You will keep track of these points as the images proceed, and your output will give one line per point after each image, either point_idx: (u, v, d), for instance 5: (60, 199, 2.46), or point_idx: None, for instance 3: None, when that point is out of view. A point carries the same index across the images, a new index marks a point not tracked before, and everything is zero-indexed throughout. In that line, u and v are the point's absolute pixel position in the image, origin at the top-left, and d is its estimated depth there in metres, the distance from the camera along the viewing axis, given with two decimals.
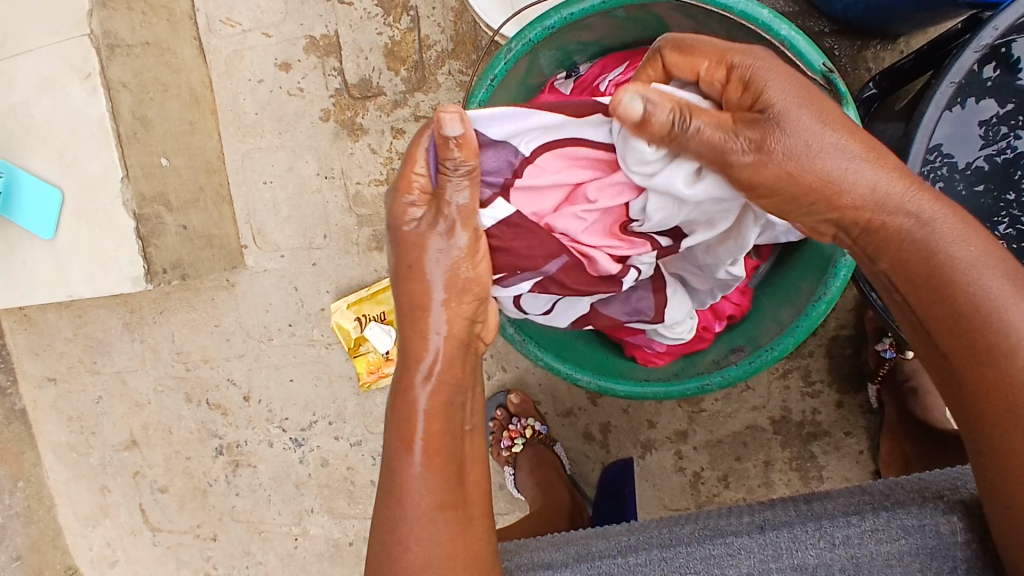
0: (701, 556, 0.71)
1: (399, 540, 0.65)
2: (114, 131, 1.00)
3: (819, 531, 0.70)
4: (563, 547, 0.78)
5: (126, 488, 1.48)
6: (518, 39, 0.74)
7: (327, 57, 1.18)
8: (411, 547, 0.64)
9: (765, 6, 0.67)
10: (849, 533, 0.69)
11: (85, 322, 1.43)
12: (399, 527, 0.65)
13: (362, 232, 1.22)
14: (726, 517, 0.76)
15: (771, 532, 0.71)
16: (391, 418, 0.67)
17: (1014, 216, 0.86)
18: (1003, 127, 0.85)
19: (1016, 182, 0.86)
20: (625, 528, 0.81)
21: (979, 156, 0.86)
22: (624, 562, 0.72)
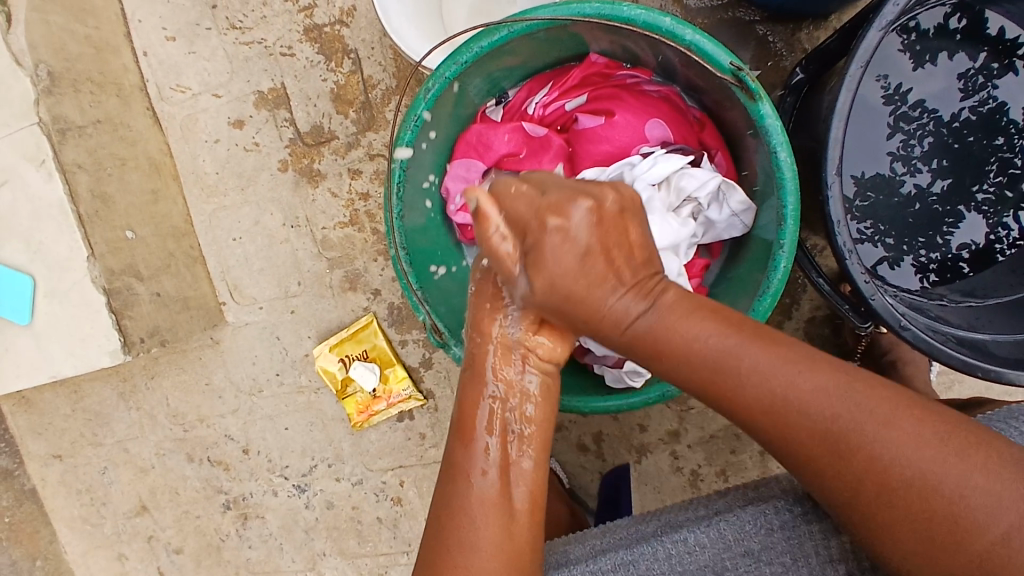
0: (661, 555, 0.72)
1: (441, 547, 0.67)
2: (75, 211, 1.02)
3: (760, 518, 0.71)
4: (544, 555, 0.80)
5: (142, 554, 1.50)
6: (435, 78, 0.74)
7: (277, 109, 1.20)
8: (472, 538, 0.65)
9: (666, 14, 0.67)
10: (784, 518, 0.71)
11: (81, 397, 1.45)
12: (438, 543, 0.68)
13: (334, 274, 1.24)
14: (684, 512, 0.78)
15: (719, 523, 0.72)
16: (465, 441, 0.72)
17: (1005, 158, 0.91)
18: (980, 76, 0.90)
19: (1004, 127, 0.90)
20: (597, 531, 0.83)
21: (963, 107, 0.91)
22: (594, 567, 0.73)
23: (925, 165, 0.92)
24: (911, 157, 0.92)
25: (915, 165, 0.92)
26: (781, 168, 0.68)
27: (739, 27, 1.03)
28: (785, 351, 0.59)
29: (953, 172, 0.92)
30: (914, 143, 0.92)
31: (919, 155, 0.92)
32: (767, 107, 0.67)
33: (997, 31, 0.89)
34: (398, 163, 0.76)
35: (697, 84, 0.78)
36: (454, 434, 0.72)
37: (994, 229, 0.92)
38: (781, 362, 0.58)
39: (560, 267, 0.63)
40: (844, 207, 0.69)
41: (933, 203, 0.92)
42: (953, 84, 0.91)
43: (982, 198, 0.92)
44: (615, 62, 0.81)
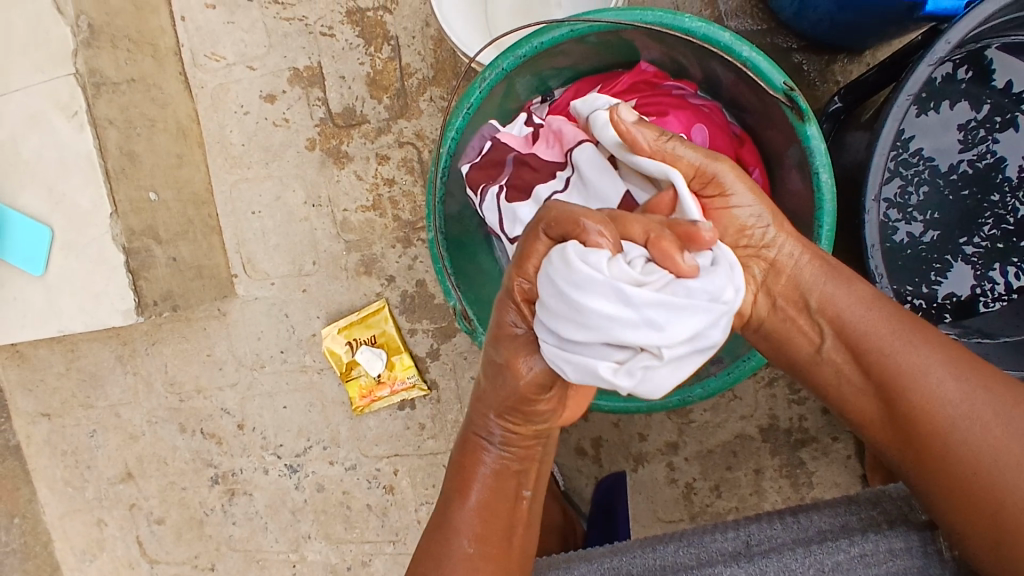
0: None
1: None
2: (102, 166, 1.02)
3: (808, 558, 0.73)
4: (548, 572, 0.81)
5: (121, 521, 1.50)
6: (492, 68, 0.77)
7: (311, 88, 1.20)
8: None
9: (726, 28, 0.70)
10: (838, 559, 0.72)
11: (77, 357, 1.44)
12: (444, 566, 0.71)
13: (350, 257, 1.24)
14: (710, 541, 0.79)
15: (761, 561, 0.74)
16: (454, 473, 0.76)
17: (999, 214, 0.95)
18: (981, 130, 0.94)
19: (998, 182, 0.94)
20: (606, 550, 0.84)
21: (962, 159, 0.95)
22: None
23: (919, 214, 0.96)
24: (907, 205, 0.96)
25: (910, 213, 0.96)
26: (821, 189, 0.71)
27: (776, 54, 1.06)
28: (927, 340, 0.66)
29: (945, 224, 0.96)
30: (911, 191, 0.96)
31: (914, 203, 0.96)
32: (813, 129, 0.70)
33: (1003, 84, 0.93)
34: (444, 148, 0.79)
35: (744, 100, 0.80)
36: (455, 480, 0.75)
37: (981, 282, 0.96)
38: (969, 393, 0.63)
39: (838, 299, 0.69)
40: (879, 231, 0.75)
41: (921, 251, 0.96)
42: (955, 138, 0.95)
43: (969, 251, 0.96)
44: (663, 72, 0.83)
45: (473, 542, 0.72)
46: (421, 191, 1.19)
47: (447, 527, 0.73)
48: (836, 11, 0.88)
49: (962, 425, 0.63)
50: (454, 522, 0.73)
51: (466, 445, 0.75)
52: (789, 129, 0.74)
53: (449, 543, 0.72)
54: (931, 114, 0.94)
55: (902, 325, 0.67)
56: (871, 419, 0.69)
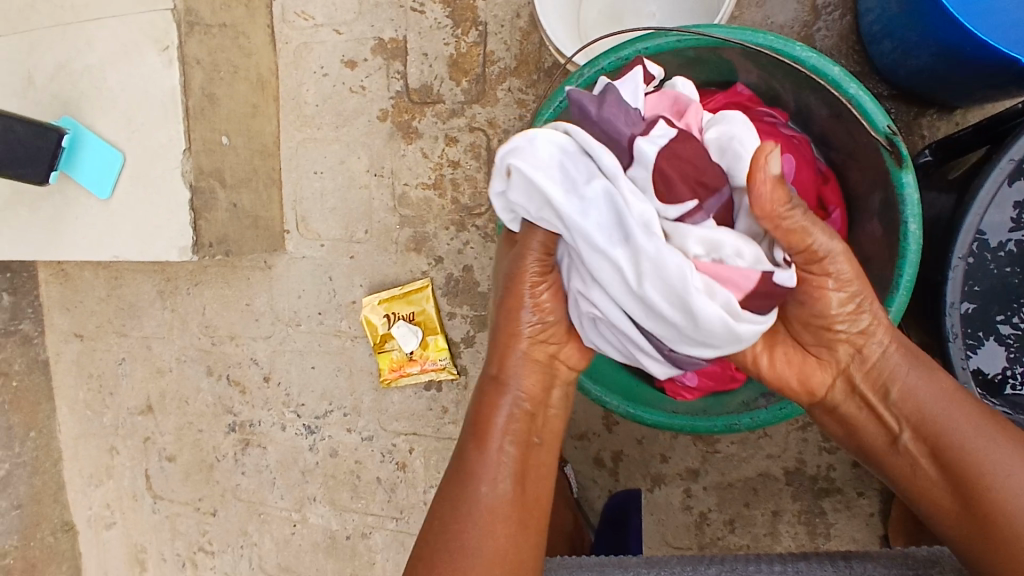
0: None
1: (461, 531, 0.71)
2: (183, 104, 1.04)
3: None
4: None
5: (134, 452, 1.53)
6: (591, 65, 0.77)
7: (392, 60, 1.21)
8: (472, 543, 0.71)
9: (836, 63, 0.69)
10: None
11: (119, 285, 1.46)
12: (462, 513, 0.72)
13: (402, 232, 1.25)
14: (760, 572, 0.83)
15: None
16: (469, 424, 0.76)
17: None
18: None
19: None
20: (641, 561, 0.89)
21: (1013, 236, 0.85)
22: None
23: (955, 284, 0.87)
24: None
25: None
26: (908, 238, 0.70)
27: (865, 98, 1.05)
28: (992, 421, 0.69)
29: (983, 298, 0.87)
30: None
31: None
32: (908, 177, 0.70)
33: None
34: None
35: (836, 139, 0.79)
36: (469, 433, 0.76)
37: (1011, 366, 0.88)
38: None
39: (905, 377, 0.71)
40: (962, 290, 0.73)
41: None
42: (1007, 214, 0.84)
43: (1005, 330, 0.87)
44: (757, 97, 0.82)
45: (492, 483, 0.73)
46: (483, 178, 1.19)
47: (470, 474, 0.73)
48: (940, 66, 0.87)
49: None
50: (479, 469, 0.73)
51: (483, 391, 0.76)
52: (881, 175, 0.73)
53: (472, 493, 0.73)
54: None
55: (978, 416, 0.69)
56: (939, 500, 0.70)
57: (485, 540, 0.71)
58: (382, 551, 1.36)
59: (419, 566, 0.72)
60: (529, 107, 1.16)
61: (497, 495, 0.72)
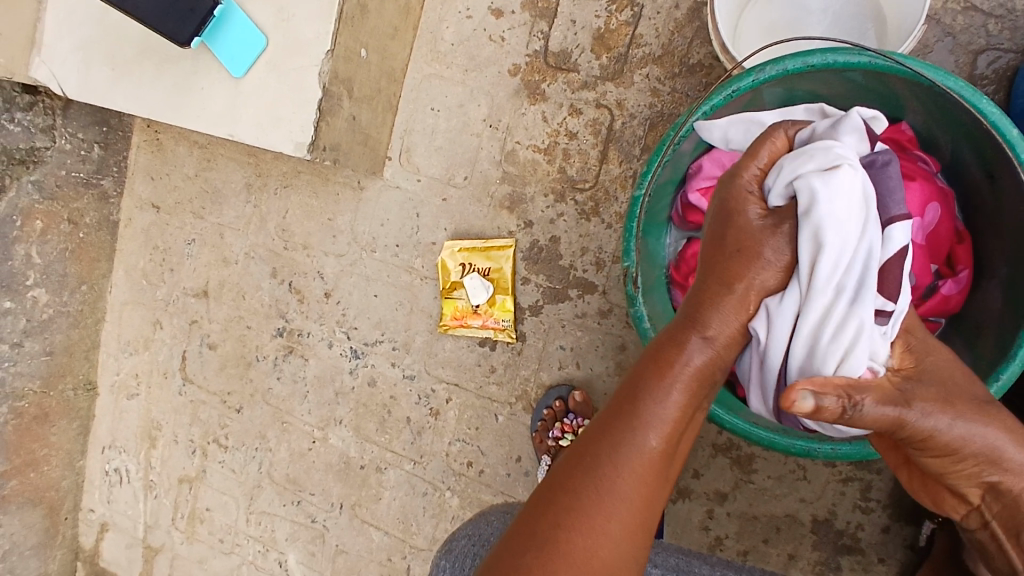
0: None
1: (613, 469, 0.63)
2: (339, 6, 1.05)
3: None
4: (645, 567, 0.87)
5: (178, 331, 1.56)
6: (775, 64, 0.77)
7: (539, 19, 1.22)
8: (624, 484, 0.63)
9: (1015, 126, 0.70)
10: None
11: (209, 168, 1.49)
12: (619, 449, 0.64)
13: (501, 188, 1.26)
14: None
15: None
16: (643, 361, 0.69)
17: None
18: None
19: None
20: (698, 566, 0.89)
21: None
22: None
23: None
24: None
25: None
26: None
27: None
28: None
29: None
30: None
31: None
32: None
33: None
34: (691, 120, 0.78)
35: (989, 200, 0.78)
36: (646, 368, 0.68)
37: None
38: None
39: None
40: None
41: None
42: None
43: None
44: (917, 140, 0.82)
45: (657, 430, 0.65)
46: (596, 156, 1.19)
47: (633, 413, 0.65)
48: None
49: None
50: (641, 412, 0.65)
51: (671, 333, 0.69)
52: None
53: (635, 431, 0.65)
54: None
55: None
56: None
57: (626, 488, 0.63)
58: (392, 489, 1.38)
59: (556, 496, 0.64)
60: (662, 98, 1.16)
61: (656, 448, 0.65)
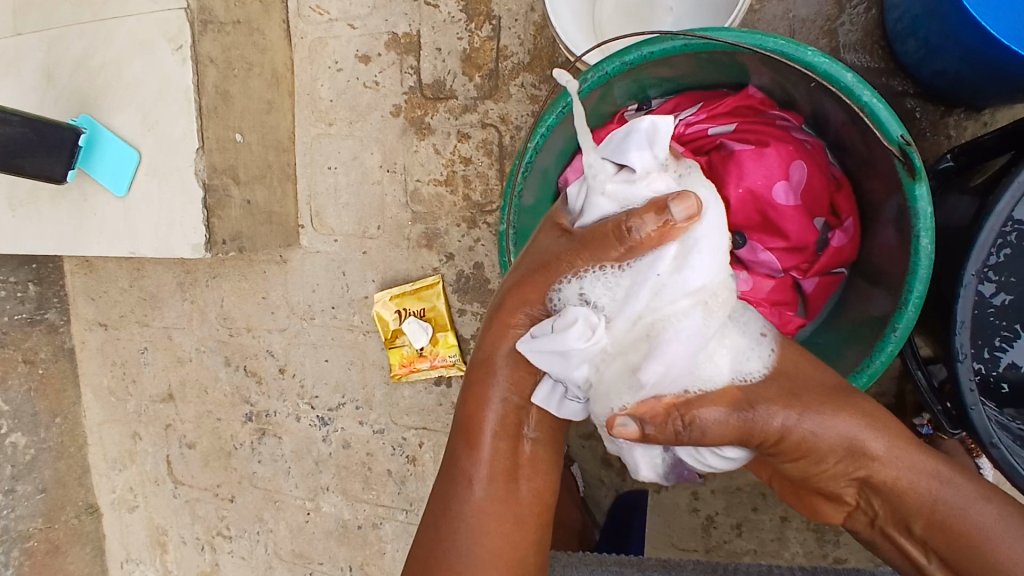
0: None
1: (452, 528, 0.75)
2: (197, 102, 1.05)
3: None
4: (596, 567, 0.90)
5: (156, 438, 1.57)
6: (595, 70, 0.74)
7: (406, 55, 1.21)
8: (464, 546, 0.74)
9: (849, 69, 0.65)
10: None
11: (142, 276, 1.49)
12: (454, 509, 0.76)
13: (415, 228, 1.25)
14: None
15: None
16: (459, 414, 0.77)
17: None
18: None
19: None
20: (658, 562, 0.91)
21: None
22: None
23: (995, 275, 0.85)
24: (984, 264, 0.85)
25: (986, 274, 0.85)
26: (919, 253, 0.66)
27: (889, 96, 1.01)
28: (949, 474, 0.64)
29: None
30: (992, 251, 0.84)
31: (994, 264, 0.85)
32: (921, 190, 0.66)
33: None
34: (534, 144, 0.76)
35: (852, 144, 0.75)
36: (459, 429, 0.77)
37: None
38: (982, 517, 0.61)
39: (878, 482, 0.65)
40: (973, 309, 0.67)
41: (990, 315, 0.86)
42: None
43: None
44: (769, 99, 0.79)
45: (483, 486, 0.75)
46: (495, 175, 1.19)
47: (467, 437, 0.76)
48: (965, 68, 0.85)
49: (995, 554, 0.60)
50: (475, 433, 0.75)
51: (471, 382, 0.76)
52: (894, 182, 0.70)
53: (460, 490, 0.76)
54: None
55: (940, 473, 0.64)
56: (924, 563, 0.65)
57: (471, 501, 0.75)
58: (392, 542, 1.38)
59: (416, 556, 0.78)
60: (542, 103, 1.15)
61: (488, 472, 0.75)
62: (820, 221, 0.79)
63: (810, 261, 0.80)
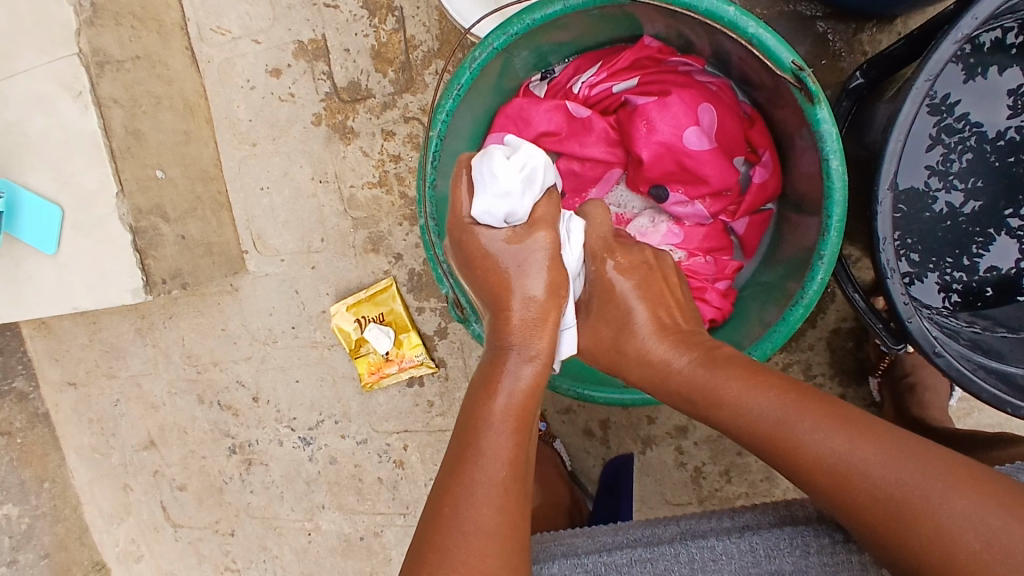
0: (685, 560, 0.73)
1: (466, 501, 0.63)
2: (107, 146, 1.03)
3: (795, 538, 0.72)
4: (549, 545, 0.80)
5: (146, 486, 1.56)
6: (483, 47, 0.72)
7: (316, 61, 1.18)
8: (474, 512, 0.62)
9: (730, 2, 0.64)
10: (824, 542, 0.71)
11: (99, 329, 1.48)
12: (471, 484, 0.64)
13: (358, 234, 1.23)
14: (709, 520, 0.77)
15: (752, 537, 0.73)
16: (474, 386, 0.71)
17: None
18: None
19: None
20: (610, 528, 0.82)
21: (1010, 126, 0.86)
22: (608, 560, 0.75)
23: (961, 183, 0.87)
24: (948, 173, 0.87)
25: (951, 182, 0.88)
26: (830, 175, 0.66)
27: (798, 22, 1.00)
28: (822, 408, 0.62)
29: (989, 194, 0.88)
30: (953, 159, 0.87)
31: (956, 171, 0.87)
32: (823, 112, 0.65)
33: None
34: (435, 131, 0.74)
35: (754, 78, 0.74)
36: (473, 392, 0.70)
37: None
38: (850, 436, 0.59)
39: (753, 407, 0.64)
40: (894, 223, 0.67)
41: (962, 223, 0.88)
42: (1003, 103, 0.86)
43: (1015, 223, 0.88)
44: (668, 47, 0.77)
45: (503, 474, 0.65)
46: None
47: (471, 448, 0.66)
48: None
49: (878, 478, 0.57)
50: (482, 445, 0.66)
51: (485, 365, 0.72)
52: (800, 110, 0.69)
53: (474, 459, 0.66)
54: (977, 79, 0.85)
55: (804, 404, 0.63)
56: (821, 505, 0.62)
57: (482, 514, 0.62)
58: (396, 548, 1.37)
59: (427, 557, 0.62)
60: None
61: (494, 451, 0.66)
62: (738, 161, 0.79)
63: (736, 202, 0.80)
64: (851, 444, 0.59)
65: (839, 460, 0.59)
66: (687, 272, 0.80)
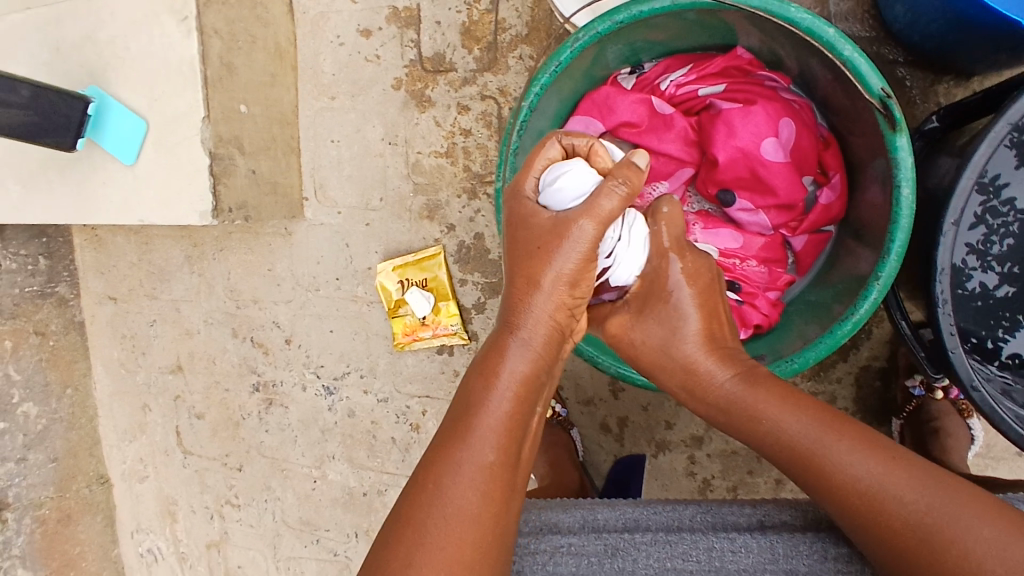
0: (703, 547, 0.74)
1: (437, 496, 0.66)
2: (202, 74, 1.08)
3: (816, 544, 0.74)
4: (571, 509, 0.84)
5: (166, 409, 1.61)
6: (586, 29, 0.74)
7: (406, 29, 1.23)
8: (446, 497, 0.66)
9: (832, 24, 0.67)
10: (842, 552, 0.73)
11: (150, 250, 1.53)
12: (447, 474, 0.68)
13: (416, 199, 1.27)
14: (729, 508, 0.81)
15: (772, 537, 0.75)
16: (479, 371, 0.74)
17: None
18: None
19: None
20: (630, 502, 0.86)
21: None
22: (629, 538, 0.77)
23: (997, 265, 0.83)
24: (987, 253, 0.82)
25: (989, 262, 0.83)
26: (900, 202, 0.69)
27: (880, 64, 1.03)
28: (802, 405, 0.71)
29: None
30: (995, 239, 0.82)
31: (994, 253, 0.82)
32: (902, 141, 0.68)
33: None
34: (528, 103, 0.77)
35: (836, 103, 0.77)
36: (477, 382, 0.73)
37: None
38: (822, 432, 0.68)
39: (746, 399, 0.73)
40: (952, 256, 0.69)
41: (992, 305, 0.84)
42: None
43: None
44: (758, 61, 0.82)
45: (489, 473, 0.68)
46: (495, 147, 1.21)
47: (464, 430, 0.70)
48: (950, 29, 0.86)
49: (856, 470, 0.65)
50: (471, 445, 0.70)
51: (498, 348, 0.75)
52: (877, 139, 0.72)
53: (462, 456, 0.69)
54: None
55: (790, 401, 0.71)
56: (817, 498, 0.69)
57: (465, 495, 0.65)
58: None
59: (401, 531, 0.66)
60: None
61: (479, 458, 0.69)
62: (806, 179, 0.83)
63: (799, 218, 0.84)
64: (831, 438, 0.67)
65: (817, 454, 0.67)
66: (742, 275, 0.84)
